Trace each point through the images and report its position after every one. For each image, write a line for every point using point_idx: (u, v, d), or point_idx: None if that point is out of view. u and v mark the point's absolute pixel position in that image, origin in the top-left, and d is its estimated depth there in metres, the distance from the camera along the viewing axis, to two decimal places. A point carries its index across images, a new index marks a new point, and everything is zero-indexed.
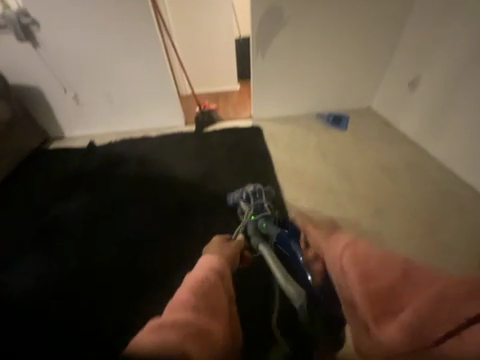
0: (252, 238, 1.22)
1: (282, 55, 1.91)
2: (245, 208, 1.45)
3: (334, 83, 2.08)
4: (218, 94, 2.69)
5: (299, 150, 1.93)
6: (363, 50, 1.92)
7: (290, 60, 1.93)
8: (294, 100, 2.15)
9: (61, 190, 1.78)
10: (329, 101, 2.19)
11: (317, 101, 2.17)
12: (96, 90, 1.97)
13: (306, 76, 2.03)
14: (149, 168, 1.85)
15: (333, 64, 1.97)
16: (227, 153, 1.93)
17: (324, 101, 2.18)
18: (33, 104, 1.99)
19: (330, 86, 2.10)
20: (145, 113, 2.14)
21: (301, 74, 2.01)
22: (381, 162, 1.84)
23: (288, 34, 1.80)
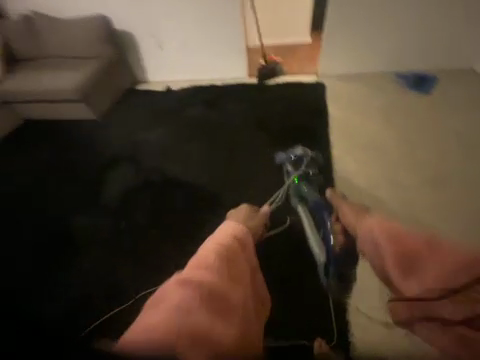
0: (292, 199, 1.40)
1: (363, 1, 1.78)
2: (292, 170, 1.49)
3: (423, 40, 1.86)
4: (285, 48, 2.54)
5: (363, 110, 1.82)
6: None
7: (371, 6, 1.79)
8: (368, 53, 1.96)
9: (143, 123, 2.10)
10: (409, 59, 1.94)
11: (395, 59, 1.95)
12: (176, 38, 2.24)
13: (386, 27, 1.85)
14: (214, 112, 2.05)
15: (422, 14, 1.77)
16: (286, 106, 1.95)
17: (403, 60, 1.95)
18: (127, 49, 2.33)
19: (412, 41, 1.88)
20: (214, 63, 2.31)
21: (384, 29, 1.86)
22: (466, 133, 1.63)
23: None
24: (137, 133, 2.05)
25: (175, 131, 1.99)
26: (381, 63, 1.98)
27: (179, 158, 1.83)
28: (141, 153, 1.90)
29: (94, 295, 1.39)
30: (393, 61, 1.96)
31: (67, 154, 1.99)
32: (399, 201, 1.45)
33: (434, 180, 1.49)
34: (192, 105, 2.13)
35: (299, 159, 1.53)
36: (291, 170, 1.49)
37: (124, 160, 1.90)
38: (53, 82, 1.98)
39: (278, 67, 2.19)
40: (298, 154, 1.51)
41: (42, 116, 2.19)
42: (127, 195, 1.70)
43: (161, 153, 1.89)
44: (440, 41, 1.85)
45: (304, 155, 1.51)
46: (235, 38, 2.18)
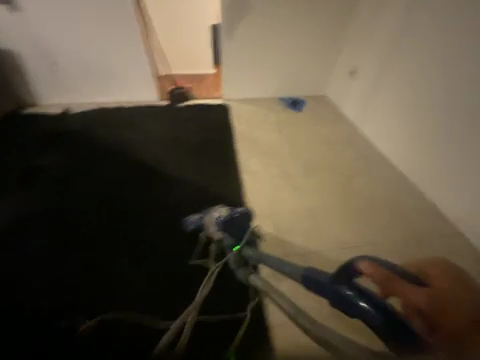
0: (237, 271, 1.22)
1: (246, 42, 2.22)
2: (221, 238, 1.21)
3: (294, 74, 2.44)
4: (192, 76, 2.91)
5: (259, 126, 2.19)
6: (315, 45, 2.29)
7: (254, 45, 2.24)
8: (256, 82, 2.43)
9: (34, 148, 1.84)
10: (288, 86, 2.49)
11: (278, 87, 2.48)
12: (73, 61, 2.11)
13: (266, 62, 2.34)
14: (124, 132, 2.02)
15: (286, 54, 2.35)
16: (197, 124, 2.15)
17: (284, 87, 2.49)
18: (10, 68, 2.05)
19: (287, 73, 2.43)
20: (121, 86, 2.29)
21: (266, 63, 2.36)
22: (329, 135, 2.10)
23: (247, 24, 2.15)
24: (24, 158, 1.77)
25: (76, 153, 1.83)
26: (268, 90, 2.49)
27: (81, 178, 1.67)
28: (31, 180, 1.65)
29: None
30: (276, 87, 2.48)
31: None
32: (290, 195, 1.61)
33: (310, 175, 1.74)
34: (98, 126, 2.03)
35: (228, 225, 1.19)
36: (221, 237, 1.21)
37: (7, 190, 1.59)
38: None
39: (186, 91, 2.42)
40: (222, 218, 1.19)
41: None
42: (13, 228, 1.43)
43: (58, 176, 1.68)
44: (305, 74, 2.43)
45: (232, 219, 1.19)
46: (138, 64, 2.19)
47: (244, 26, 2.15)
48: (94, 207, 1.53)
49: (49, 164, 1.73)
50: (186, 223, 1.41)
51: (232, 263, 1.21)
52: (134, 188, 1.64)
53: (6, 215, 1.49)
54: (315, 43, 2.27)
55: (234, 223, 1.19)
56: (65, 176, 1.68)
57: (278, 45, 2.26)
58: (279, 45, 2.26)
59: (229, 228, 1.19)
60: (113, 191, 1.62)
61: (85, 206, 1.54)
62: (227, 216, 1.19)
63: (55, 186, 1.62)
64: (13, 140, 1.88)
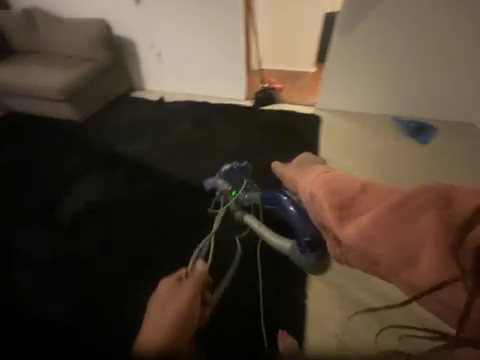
0: (237, 213, 1.35)
1: (364, 41, 1.75)
2: (226, 187, 1.39)
3: (423, 87, 1.81)
4: (287, 73, 2.58)
5: (359, 152, 1.73)
6: (470, 52, 1.64)
7: (371, 46, 1.76)
8: (362, 93, 1.92)
9: (128, 133, 1.99)
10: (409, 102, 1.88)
11: (391, 103, 1.91)
12: (175, 51, 2.17)
13: (383, 69, 1.81)
14: (201, 132, 1.95)
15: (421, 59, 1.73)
16: (277, 134, 1.86)
17: (400, 102, 1.90)
18: (126, 55, 2.28)
19: (413, 85, 1.82)
20: (212, 79, 2.23)
21: (386, 70, 1.81)
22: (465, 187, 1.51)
23: (376, 16, 1.66)
24: (114, 142, 1.93)
25: (156, 147, 1.88)
26: (376, 104, 1.94)
27: (152, 179, 1.68)
28: (114, 169, 1.75)
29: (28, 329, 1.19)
30: (389, 102, 1.90)
31: (39, 156, 1.87)
32: None
33: None
34: (180, 120, 2.03)
35: (230, 173, 1.41)
36: (225, 185, 1.39)
37: (97, 174, 1.74)
38: (37, 80, 1.89)
39: (275, 93, 2.12)
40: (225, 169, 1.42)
41: (25, 109, 2.11)
42: (89, 214, 1.54)
43: (134, 172, 1.73)
44: (436, 89, 1.80)
45: (232, 168, 1.42)
46: (232, 59, 2.09)
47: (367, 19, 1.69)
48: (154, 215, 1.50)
49: (128, 152, 1.83)
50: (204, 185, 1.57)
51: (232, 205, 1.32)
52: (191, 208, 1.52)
53: (85, 201, 1.59)
54: (467, 48, 1.64)
55: (234, 172, 1.41)
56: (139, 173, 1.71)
57: (399, 46, 1.72)
58: (408, 46, 1.71)
59: (231, 176, 1.41)
60: (173, 203, 1.55)
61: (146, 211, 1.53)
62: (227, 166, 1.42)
63: (129, 182, 1.67)
64: (115, 124, 2.08)
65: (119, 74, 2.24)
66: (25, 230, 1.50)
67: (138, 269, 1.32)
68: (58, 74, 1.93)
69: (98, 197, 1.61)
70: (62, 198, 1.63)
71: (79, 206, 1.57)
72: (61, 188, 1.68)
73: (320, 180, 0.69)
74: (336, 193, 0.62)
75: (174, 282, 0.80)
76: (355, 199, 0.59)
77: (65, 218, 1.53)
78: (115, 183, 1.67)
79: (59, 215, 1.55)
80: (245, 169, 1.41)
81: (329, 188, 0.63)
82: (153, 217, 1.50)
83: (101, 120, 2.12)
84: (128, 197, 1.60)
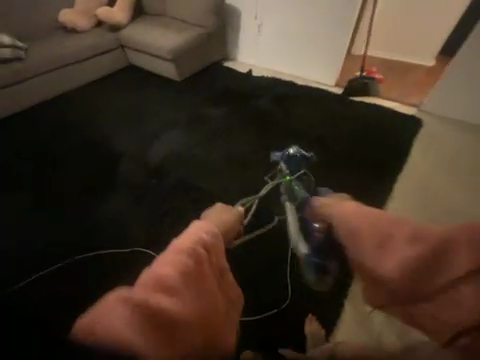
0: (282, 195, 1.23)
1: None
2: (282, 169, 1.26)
3: None
4: (392, 64, 2.22)
5: (457, 171, 1.49)
6: None
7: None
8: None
9: (213, 96, 2.08)
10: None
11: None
12: (277, 25, 2.14)
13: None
14: (280, 109, 1.88)
15: None
16: (361, 128, 1.70)
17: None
18: (229, 22, 2.36)
19: None
20: (306, 59, 2.14)
21: None
22: None
23: None
24: (200, 101, 2.06)
25: (234, 113, 1.90)
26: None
27: (225, 140, 1.72)
28: (195, 125, 1.86)
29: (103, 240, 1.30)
30: None
31: (140, 102, 2.12)
32: None
33: None
34: (263, 94, 2.03)
35: (291, 158, 1.27)
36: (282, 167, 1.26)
37: (180, 125, 1.87)
38: (158, 39, 2.19)
39: (372, 84, 1.89)
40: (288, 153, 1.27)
41: (141, 65, 2.51)
42: (168, 157, 1.63)
43: (210, 130, 1.81)
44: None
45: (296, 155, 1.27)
46: (337, 40, 1.98)
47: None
48: (222, 172, 1.54)
49: (209, 113, 1.93)
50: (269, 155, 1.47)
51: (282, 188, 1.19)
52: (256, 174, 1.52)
53: (168, 146, 1.70)
54: None
55: (297, 160, 1.26)
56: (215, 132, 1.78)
57: None
58: None
59: (292, 162, 1.26)
60: (240, 165, 1.57)
61: (213, 165, 1.58)
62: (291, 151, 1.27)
63: (205, 138, 1.75)
64: (203, 86, 2.22)
65: (218, 42, 2.37)
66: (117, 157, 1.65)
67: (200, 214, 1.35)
68: (173, 35, 2.18)
69: (178, 145, 1.71)
70: (153, 140, 1.76)
71: (163, 148, 1.68)
72: (151, 131, 1.83)
73: (346, 207, 0.76)
74: (350, 226, 0.71)
75: (222, 213, 0.87)
76: (393, 239, 0.63)
77: (150, 155, 1.64)
78: (194, 136, 1.77)
79: (144, 151, 1.67)
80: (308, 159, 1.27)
81: (369, 222, 0.67)
82: (220, 173, 1.54)
83: (193, 81, 2.32)
84: (201, 151, 1.67)
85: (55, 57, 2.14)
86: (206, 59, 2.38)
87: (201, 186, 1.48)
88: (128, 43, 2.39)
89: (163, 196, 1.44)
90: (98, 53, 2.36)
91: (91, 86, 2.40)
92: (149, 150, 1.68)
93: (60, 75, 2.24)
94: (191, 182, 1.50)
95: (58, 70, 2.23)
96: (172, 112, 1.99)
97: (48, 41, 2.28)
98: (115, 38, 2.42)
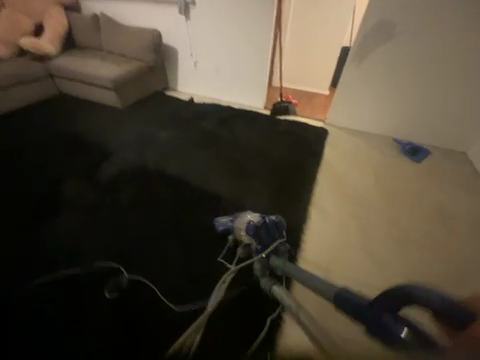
0: (263, 282, 1.05)
1: (373, 68, 2.00)
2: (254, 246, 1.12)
3: (420, 117, 2.07)
4: (301, 92, 2.92)
5: (359, 160, 1.91)
6: (457, 96, 1.90)
7: (381, 73, 2.00)
8: (367, 113, 2.19)
9: (158, 121, 2.21)
10: (406, 127, 2.15)
11: (392, 126, 2.18)
12: (210, 62, 2.54)
13: (388, 93, 2.06)
14: (222, 129, 2.16)
15: (414, 95, 2.00)
16: (289, 138, 2.09)
17: (399, 126, 2.16)
18: (168, 59, 2.66)
19: (409, 113, 2.09)
20: (238, 89, 2.58)
21: (388, 100, 2.09)
22: (456, 203, 1.62)
23: (380, 54, 1.93)
24: (146, 125, 2.15)
25: (181, 134, 2.07)
26: (379, 124, 2.21)
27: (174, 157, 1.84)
28: (141, 146, 1.92)
29: (50, 265, 1.18)
30: (389, 124, 2.18)
31: (79, 128, 2.06)
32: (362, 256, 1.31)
33: (396, 246, 1.35)
34: (206, 117, 2.30)
35: (259, 229, 1.14)
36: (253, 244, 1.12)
37: (127, 148, 1.89)
38: (94, 70, 2.22)
39: (290, 106, 2.41)
40: (253, 222, 1.15)
41: (76, 94, 2.46)
42: (116, 179, 1.61)
43: (159, 149, 1.90)
44: (434, 115, 2.02)
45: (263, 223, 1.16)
46: (260, 75, 2.44)
47: (379, 50, 1.92)
48: (172, 186, 1.60)
49: (158, 136, 2.03)
50: (216, 224, 1.34)
51: (256, 267, 1.07)
52: (206, 184, 1.64)
53: (114, 167, 1.69)
54: (455, 90, 1.89)
55: (267, 228, 1.14)
56: (164, 151, 1.88)
57: (396, 82, 2.00)
58: (400, 82, 1.99)
59: (262, 233, 1.13)
60: (190, 179, 1.67)
61: (163, 182, 1.62)
62: (257, 219, 1.15)
63: (153, 157, 1.81)
64: (147, 112, 2.33)
65: (159, 75, 2.59)
66: (60, 182, 1.55)
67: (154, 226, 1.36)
68: (110, 67, 2.26)
69: (125, 166, 1.72)
70: (99, 163, 1.73)
71: (111, 170, 1.67)
72: (94, 155, 1.79)
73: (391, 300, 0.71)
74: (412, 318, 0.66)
75: None
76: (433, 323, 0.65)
77: (97, 176, 1.61)
78: (141, 157, 1.81)
79: (88, 175, 1.62)
80: (278, 224, 1.20)
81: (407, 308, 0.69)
82: (171, 187, 1.59)
83: (136, 108, 2.40)
84: (149, 169, 1.71)
85: None
86: (148, 89, 2.55)
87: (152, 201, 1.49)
88: (59, 72, 2.33)
89: (117, 216, 1.39)
90: (22, 82, 2.21)
91: (14, 115, 2.19)
92: (97, 173, 1.65)
93: None
94: (141, 199, 1.50)
95: None
96: (116, 137, 1.99)
97: None
98: (44, 67, 2.33)
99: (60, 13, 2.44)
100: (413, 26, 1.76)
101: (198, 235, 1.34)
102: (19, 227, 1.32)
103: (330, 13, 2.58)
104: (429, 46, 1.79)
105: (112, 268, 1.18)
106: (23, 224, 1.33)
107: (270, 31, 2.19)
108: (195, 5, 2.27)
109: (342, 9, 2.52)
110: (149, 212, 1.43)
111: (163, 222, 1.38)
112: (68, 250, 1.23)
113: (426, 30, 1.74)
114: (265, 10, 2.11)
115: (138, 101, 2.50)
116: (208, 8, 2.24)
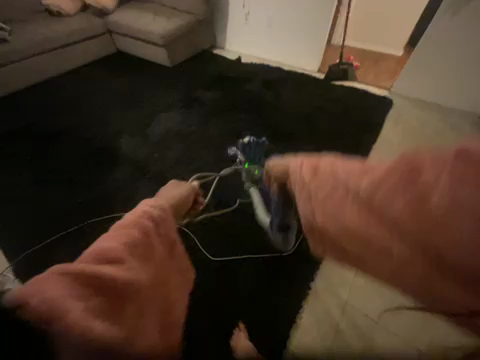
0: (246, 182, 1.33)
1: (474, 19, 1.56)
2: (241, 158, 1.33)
3: None
4: (366, 53, 2.47)
5: (426, 139, 1.63)
6: None
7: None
8: (450, 80, 1.77)
9: (204, 82, 2.18)
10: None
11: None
12: (263, 14, 2.27)
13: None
14: (268, 93, 2.03)
15: None
16: (344, 106, 1.85)
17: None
18: (218, 12, 2.48)
19: None
20: (291, 47, 2.30)
21: None
22: None
23: None
24: (192, 86, 2.15)
25: (225, 97, 2.02)
26: (463, 97, 1.78)
27: (217, 120, 1.84)
28: (187, 107, 1.96)
29: (110, 207, 1.40)
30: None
31: (132, 87, 2.17)
32: None
33: None
34: (252, 80, 2.16)
35: (246, 147, 1.31)
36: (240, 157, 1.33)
37: (174, 107, 1.95)
38: (147, 26, 2.22)
39: (350, 70, 2.09)
40: (243, 142, 1.32)
41: (130, 52, 2.54)
42: (163, 138, 1.72)
43: (203, 111, 1.91)
44: None
45: (251, 143, 1.31)
46: (319, 32, 2.12)
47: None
48: (213, 150, 1.64)
49: (203, 97, 2.02)
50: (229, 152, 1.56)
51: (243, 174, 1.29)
52: None
53: (162, 127, 1.80)
54: None
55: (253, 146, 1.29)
56: (207, 113, 1.89)
57: None
58: None
59: (248, 149, 1.30)
60: (231, 144, 1.67)
61: (205, 144, 1.67)
62: (245, 140, 1.31)
63: (197, 119, 1.85)
64: (194, 71, 2.31)
65: (208, 30, 2.46)
66: (117, 137, 1.74)
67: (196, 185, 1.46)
68: (162, 22, 2.22)
69: (171, 126, 1.80)
70: (150, 121, 1.85)
71: (160, 130, 1.77)
72: (145, 113, 1.91)
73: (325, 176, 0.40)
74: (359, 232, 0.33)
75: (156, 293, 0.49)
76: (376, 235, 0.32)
77: (149, 135, 1.74)
78: (185, 117, 1.86)
79: (140, 132, 1.76)
80: (262, 145, 1.31)
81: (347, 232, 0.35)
82: (212, 150, 1.63)
83: (183, 68, 2.40)
84: (193, 130, 1.76)
85: (40, 40, 2.10)
86: (196, 47, 2.47)
87: (194, 162, 1.57)
88: (115, 28, 2.40)
89: (164, 172, 1.52)
90: (85, 38, 2.37)
91: (80, 71, 2.42)
92: (148, 130, 1.77)
93: (46, 59, 2.23)
94: (185, 159, 1.59)
95: (44, 54, 2.20)
96: (165, 96, 2.06)
97: (33, 24, 2.25)
98: (103, 23, 2.42)
99: None
100: None
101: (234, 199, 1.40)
102: (86, 172, 1.55)
103: None
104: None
105: None
106: (91, 170, 1.57)
107: None
108: None
109: None
110: (192, 172, 1.52)
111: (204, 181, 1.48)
112: (124, 197, 1.43)
113: None
114: None
115: (186, 60, 2.47)
116: None
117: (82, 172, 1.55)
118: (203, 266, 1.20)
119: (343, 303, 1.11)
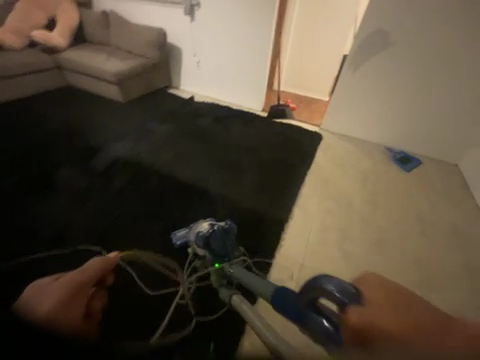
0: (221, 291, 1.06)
1: (368, 77, 2.06)
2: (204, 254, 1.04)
3: (412, 127, 2.11)
4: (300, 97, 2.98)
5: (349, 165, 1.95)
6: (445, 111, 1.96)
7: (376, 78, 2.04)
8: (361, 119, 2.23)
9: (158, 116, 2.28)
10: (398, 136, 2.19)
11: (385, 133, 2.21)
12: (213, 62, 2.60)
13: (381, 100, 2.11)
14: (218, 127, 2.22)
15: (406, 107, 2.06)
16: (284, 138, 2.13)
17: (392, 134, 2.20)
18: (172, 58, 2.75)
19: (401, 123, 2.13)
20: (238, 89, 2.64)
21: (380, 110, 2.14)
22: (441, 213, 1.65)
23: (374, 65, 1.99)
24: (145, 119, 2.22)
25: (177, 129, 2.13)
26: (373, 131, 2.24)
27: (168, 150, 1.89)
28: (138, 138, 1.98)
29: (37, 244, 1.23)
30: (382, 133, 2.21)
31: (80, 119, 2.13)
32: (341, 258, 1.33)
33: (375, 251, 1.38)
34: (204, 115, 2.36)
35: (208, 242, 0.99)
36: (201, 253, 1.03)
37: (124, 139, 1.96)
38: (100, 64, 2.30)
39: (288, 110, 2.46)
40: (204, 232, 1.00)
41: (81, 86, 2.54)
42: (109, 169, 1.66)
43: (154, 142, 1.95)
44: (424, 128, 2.08)
45: (211, 234, 0.99)
46: (259, 79, 2.51)
47: (376, 55, 1.96)
48: (162, 179, 1.65)
49: (156, 130, 2.09)
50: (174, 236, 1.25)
51: (213, 280, 1.07)
52: (196, 179, 1.69)
53: (110, 158, 1.75)
54: (442, 106, 1.95)
55: (217, 239, 0.99)
56: (159, 144, 1.94)
57: (388, 94, 2.06)
58: (393, 92, 2.04)
59: (212, 245, 1.00)
60: (181, 173, 1.71)
61: (154, 174, 1.67)
62: (206, 230, 0.99)
63: (148, 150, 1.87)
64: (148, 107, 2.41)
65: (162, 72, 2.67)
66: (56, 169, 1.62)
67: (141, 215, 1.41)
68: (115, 62, 2.34)
69: (120, 157, 1.77)
70: (97, 151, 1.80)
71: (106, 161, 1.72)
72: (92, 145, 1.86)
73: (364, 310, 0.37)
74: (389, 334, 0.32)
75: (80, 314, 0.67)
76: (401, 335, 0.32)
77: (94, 166, 1.67)
78: (136, 149, 1.87)
79: (84, 163, 1.69)
80: (228, 232, 1.02)
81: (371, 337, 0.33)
82: (161, 179, 1.64)
83: (138, 103, 2.49)
84: (143, 161, 1.77)
85: None
86: (151, 85, 2.63)
87: (142, 192, 1.54)
88: (66, 64, 2.42)
89: (107, 203, 1.45)
90: (31, 71, 2.30)
91: (21, 102, 2.29)
92: (93, 162, 1.71)
93: None
94: (131, 188, 1.55)
95: None
96: (115, 129, 2.06)
97: None
98: (53, 59, 2.42)
99: (71, 8, 2.53)
100: (405, 40, 1.84)
101: (181, 226, 1.39)
102: (12, 207, 1.37)
103: (332, 22, 2.65)
104: (426, 53, 1.82)
105: (95, 250, 1.24)
106: (17, 205, 1.39)
107: (271, 35, 2.26)
108: (200, 7, 2.36)
109: (343, 20, 2.60)
110: (138, 201, 1.48)
111: (152, 211, 1.44)
112: (55, 233, 1.28)
113: (416, 45, 1.82)
114: (267, 16, 2.18)
115: (141, 97, 2.59)
116: (213, 10, 2.33)
117: (5, 207, 1.37)
118: (139, 301, 1.12)
119: (281, 328, 1.09)
